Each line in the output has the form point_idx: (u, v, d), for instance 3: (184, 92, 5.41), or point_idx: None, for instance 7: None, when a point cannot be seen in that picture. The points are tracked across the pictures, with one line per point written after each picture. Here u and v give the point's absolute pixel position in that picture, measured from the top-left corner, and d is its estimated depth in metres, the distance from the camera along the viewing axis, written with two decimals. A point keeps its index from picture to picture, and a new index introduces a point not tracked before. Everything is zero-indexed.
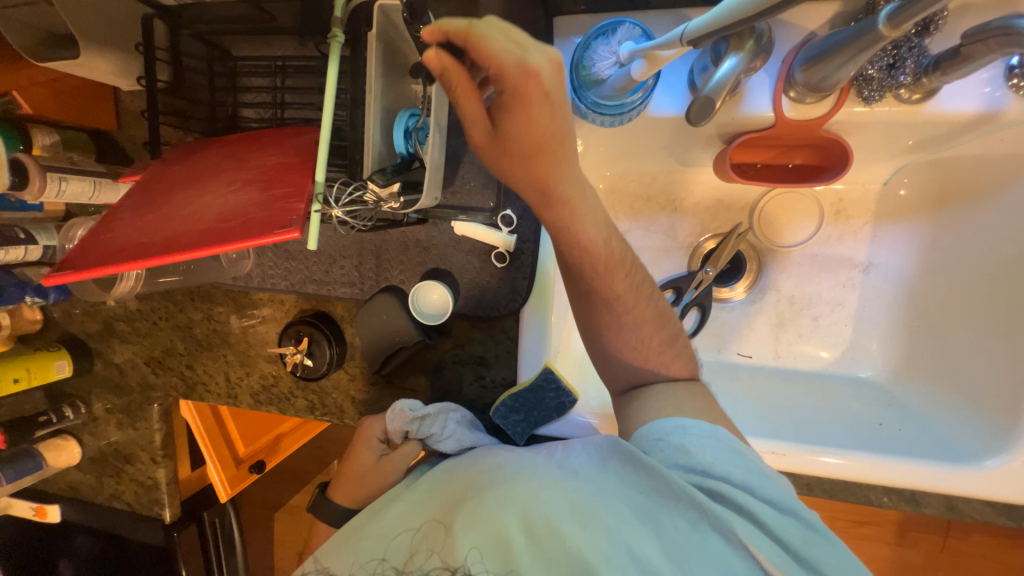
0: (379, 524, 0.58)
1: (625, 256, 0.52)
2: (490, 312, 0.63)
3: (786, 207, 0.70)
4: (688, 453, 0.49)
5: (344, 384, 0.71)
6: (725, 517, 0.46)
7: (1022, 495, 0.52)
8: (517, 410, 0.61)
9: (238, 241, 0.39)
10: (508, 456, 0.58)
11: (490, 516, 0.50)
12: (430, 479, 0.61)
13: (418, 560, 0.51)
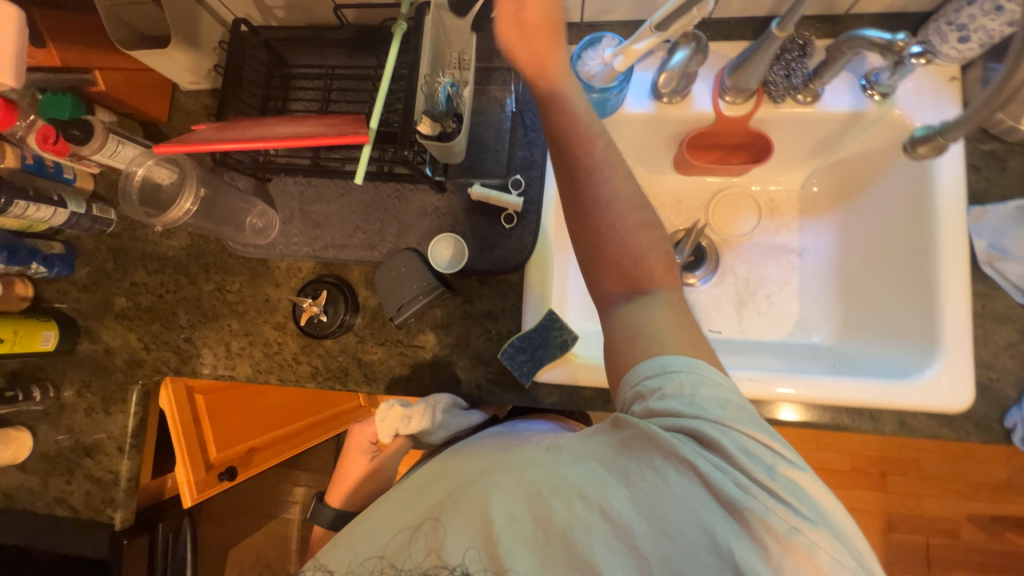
0: (373, 528, 0.59)
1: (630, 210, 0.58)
2: (499, 267, 0.71)
3: (734, 205, 0.88)
4: (658, 397, 0.48)
5: (352, 346, 0.74)
6: (691, 454, 0.43)
7: (948, 401, 0.62)
8: (524, 350, 0.67)
9: (301, 142, 0.52)
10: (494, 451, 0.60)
11: (473, 513, 0.50)
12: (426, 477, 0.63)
13: (410, 558, 0.52)
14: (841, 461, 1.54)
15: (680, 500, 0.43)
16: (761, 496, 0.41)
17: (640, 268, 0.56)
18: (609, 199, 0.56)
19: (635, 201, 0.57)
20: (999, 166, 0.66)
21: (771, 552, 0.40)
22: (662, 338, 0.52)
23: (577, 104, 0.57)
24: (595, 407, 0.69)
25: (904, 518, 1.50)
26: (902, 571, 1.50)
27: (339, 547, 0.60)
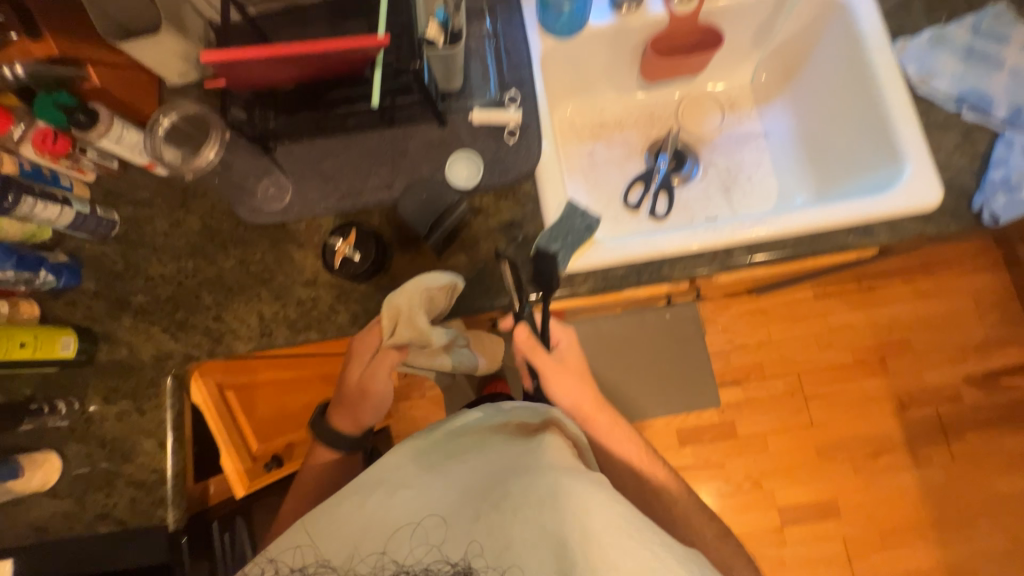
0: (363, 503, 0.53)
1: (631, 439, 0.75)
2: (513, 178, 0.76)
3: (697, 109, 0.98)
4: None
5: (387, 284, 0.76)
6: None
7: (926, 200, 0.71)
8: (555, 240, 0.72)
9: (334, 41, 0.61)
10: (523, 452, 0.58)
11: (516, 526, 0.50)
12: (425, 465, 0.57)
13: (422, 554, 0.50)
14: (843, 357, 1.64)
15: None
16: None
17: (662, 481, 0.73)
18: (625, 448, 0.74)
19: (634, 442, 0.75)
20: (905, 11, 0.79)
21: None
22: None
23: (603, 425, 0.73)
24: (630, 283, 0.73)
25: (912, 395, 1.61)
26: (923, 445, 1.58)
27: (319, 515, 0.53)
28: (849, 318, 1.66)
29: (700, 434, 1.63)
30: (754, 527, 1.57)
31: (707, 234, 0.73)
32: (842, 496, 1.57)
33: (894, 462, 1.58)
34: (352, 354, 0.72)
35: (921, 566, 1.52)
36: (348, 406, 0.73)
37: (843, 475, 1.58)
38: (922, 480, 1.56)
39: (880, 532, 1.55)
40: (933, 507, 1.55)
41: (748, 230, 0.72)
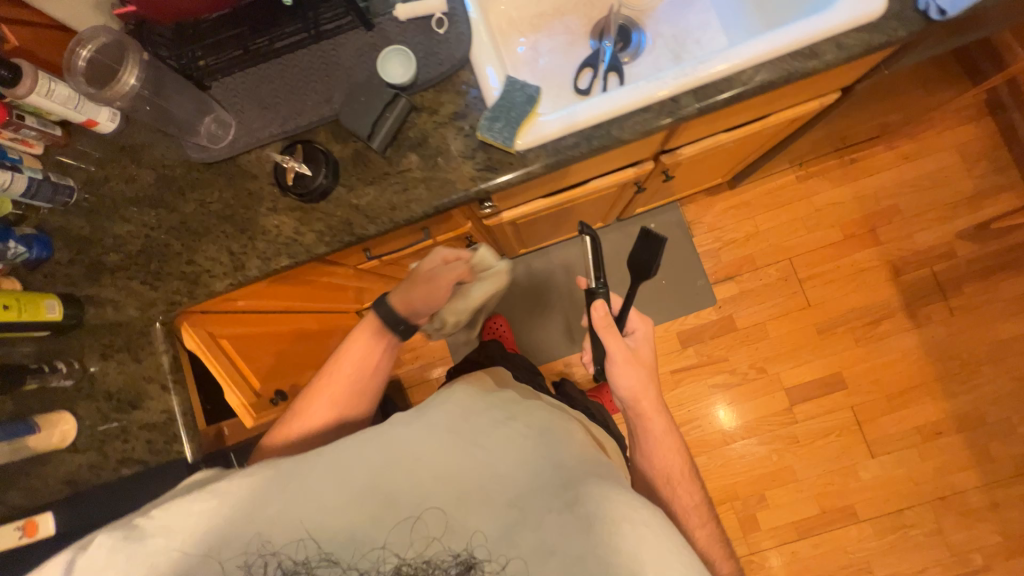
0: (396, 481, 0.51)
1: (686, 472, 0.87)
2: (449, 67, 0.75)
3: None
4: None
5: (345, 198, 0.76)
6: None
7: (869, 10, 0.69)
8: (498, 119, 0.71)
9: None
10: (569, 448, 0.58)
11: (564, 539, 0.49)
12: (476, 440, 0.55)
13: (422, 544, 0.49)
14: (832, 235, 1.64)
15: None
16: None
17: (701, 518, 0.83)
18: (678, 474, 0.86)
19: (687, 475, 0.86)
20: None
21: None
22: None
23: (669, 446, 0.86)
24: (582, 151, 0.73)
25: (906, 260, 1.60)
26: (923, 307, 1.59)
27: (337, 486, 0.50)
28: (835, 194, 1.64)
29: (700, 334, 1.66)
30: (764, 412, 1.62)
31: (654, 88, 0.71)
32: (846, 369, 1.61)
33: (895, 328, 1.60)
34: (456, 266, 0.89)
35: (931, 421, 1.56)
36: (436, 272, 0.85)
37: (845, 349, 1.61)
38: (924, 340, 1.58)
39: (887, 397, 1.59)
40: (938, 364, 1.57)
41: (691, 75, 0.71)
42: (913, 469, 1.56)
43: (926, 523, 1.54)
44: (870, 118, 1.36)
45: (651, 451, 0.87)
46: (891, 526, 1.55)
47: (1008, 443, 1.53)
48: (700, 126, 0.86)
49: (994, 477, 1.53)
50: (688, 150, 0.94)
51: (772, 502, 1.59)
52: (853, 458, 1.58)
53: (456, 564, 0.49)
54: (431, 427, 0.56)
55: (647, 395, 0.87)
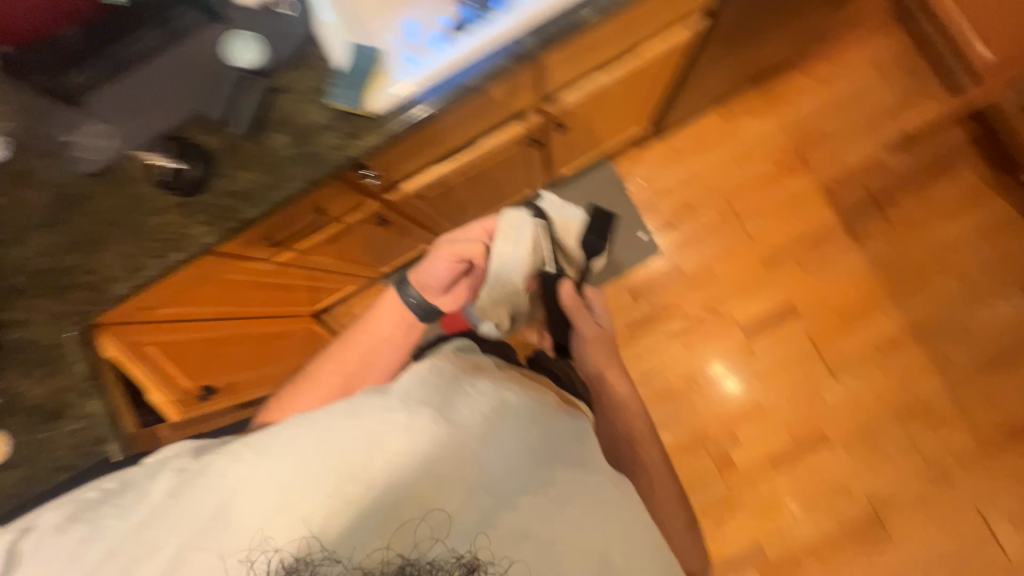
0: (392, 472, 0.55)
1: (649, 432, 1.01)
2: (300, 46, 0.78)
3: None
4: None
5: (225, 187, 0.79)
6: None
7: None
8: (348, 86, 0.76)
9: None
10: (558, 442, 0.66)
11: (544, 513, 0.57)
12: (462, 430, 0.61)
13: (422, 541, 0.52)
14: (764, 167, 1.65)
15: None
16: None
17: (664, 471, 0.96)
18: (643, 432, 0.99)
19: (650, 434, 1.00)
20: None
21: None
22: None
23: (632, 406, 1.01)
24: (438, 105, 0.78)
25: (838, 180, 1.62)
26: (862, 223, 1.60)
27: (339, 482, 0.54)
28: (760, 127, 1.66)
29: (650, 285, 1.68)
30: (723, 351, 1.64)
31: (494, 35, 0.78)
32: (797, 296, 1.62)
33: (838, 248, 1.61)
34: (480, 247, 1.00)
35: (887, 334, 1.58)
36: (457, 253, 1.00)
37: (793, 277, 1.62)
38: (868, 256, 1.60)
39: (841, 317, 1.60)
40: (885, 277, 1.59)
41: (522, 18, 0.77)
42: (876, 384, 1.57)
43: (897, 434, 1.55)
44: (771, 44, 1.38)
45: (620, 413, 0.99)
46: (864, 443, 1.56)
47: (964, 344, 1.55)
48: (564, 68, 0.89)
49: (955, 379, 1.55)
50: (568, 96, 1.01)
51: (743, 438, 1.61)
52: (816, 383, 1.59)
53: (457, 566, 0.50)
54: (442, 422, 0.59)
55: (611, 364, 1.04)
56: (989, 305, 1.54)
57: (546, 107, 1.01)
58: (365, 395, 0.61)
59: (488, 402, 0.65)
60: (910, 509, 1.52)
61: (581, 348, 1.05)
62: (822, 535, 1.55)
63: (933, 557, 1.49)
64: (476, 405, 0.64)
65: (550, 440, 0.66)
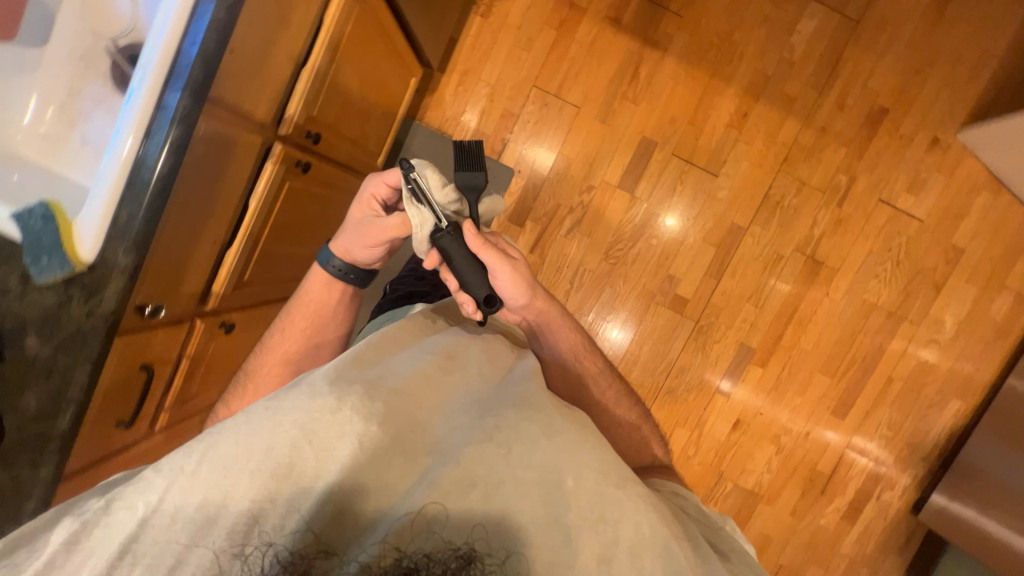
0: (365, 462, 0.55)
1: (590, 348, 1.06)
2: None
3: (98, 8, 0.86)
4: (701, 516, 0.79)
5: (20, 420, 0.73)
6: (732, 545, 0.74)
7: None
8: (37, 255, 0.66)
9: None
10: (516, 393, 0.68)
11: (522, 458, 0.58)
12: (414, 407, 0.63)
13: (412, 539, 0.50)
14: (548, 36, 1.61)
15: (671, 519, 0.65)
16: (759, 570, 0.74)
17: (608, 379, 1.05)
18: (583, 348, 1.04)
19: (591, 350, 1.06)
20: None
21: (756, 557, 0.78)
22: (675, 487, 0.87)
23: (570, 328, 1.03)
24: (140, 214, 0.69)
25: (615, 5, 1.59)
26: (657, 29, 1.60)
27: (310, 482, 0.53)
28: (521, 2, 1.61)
29: (525, 204, 1.69)
30: (619, 218, 1.67)
31: (141, 108, 0.66)
32: (647, 128, 1.63)
33: (652, 64, 1.61)
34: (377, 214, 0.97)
35: (734, 110, 1.62)
36: (351, 232, 0.98)
37: (633, 114, 1.63)
38: (680, 54, 1.60)
39: (692, 121, 1.63)
40: (704, 62, 1.61)
41: (151, 75, 0.65)
42: (752, 157, 1.63)
43: (790, 186, 1.64)
44: None
45: (561, 338, 1.01)
46: (771, 211, 1.65)
47: (797, 75, 1.60)
48: (252, 89, 0.82)
49: (808, 110, 1.62)
50: (293, 109, 0.94)
51: (679, 275, 1.68)
52: (705, 189, 1.65)
53: (453, 558, 0.49)
54: (399, 413, 0.60)
55: (537, 295, 0.97)
56: (798, 28, 1.58)
57: (282, 132, 0.94)
58: (307, 395, 0.58)
59: (440, 379, 0.69)
60: (830, 238, 1.66)
61: (503, 288, 0.92)
62: (781, 302, 1.69)
63: (866, 259, 1.67)
64: (431, 384, 0.67)
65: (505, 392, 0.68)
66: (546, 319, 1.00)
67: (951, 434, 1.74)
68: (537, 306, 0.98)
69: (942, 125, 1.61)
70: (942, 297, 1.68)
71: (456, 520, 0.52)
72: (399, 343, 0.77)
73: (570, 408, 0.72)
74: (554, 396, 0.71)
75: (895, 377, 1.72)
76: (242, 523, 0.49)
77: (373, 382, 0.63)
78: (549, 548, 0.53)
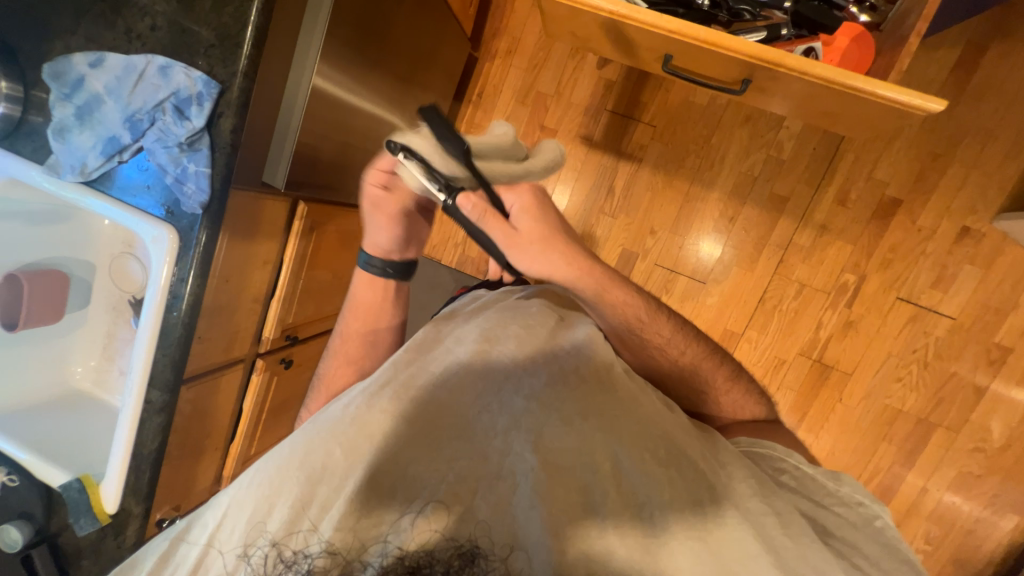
0: (398, 447, 0.59)
1: (658, 310, 0.86)
2: (45, 499, 0.94)
3: (120, 273, 1.06)
4: (801, 487, 0.69)
5: None
6: (843, 530, 0.63)
7: (170, 253, 0.81)
8: (80, 515, 0.90)
9: None
10: (551, 367, 0.68)
11: (556, 440, 0.61)
12: (450, 388, 0.65)
13: (432, 525, 0.54)
14: None
15: (738, 487, 0.60)
16: (892, 549, 0.63)
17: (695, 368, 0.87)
18: (646, 318, 0.84)
19: (658, 314, 0.86)
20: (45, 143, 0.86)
21: (914, 556, 0.64)
22: (767, 445, 0.75)
23: (619, 292, 0.81)
24: (145, 477, 0.90)
25: (586, 123, 1.61)
26: (629, 143, 1.58)
27: (350, 464, 0.57)
28: None
29: None
30: None
31: (133, 407, 0.86)
32: (627, 241, 1.62)
33: (628, 176, 1.60)
34: (381, 194, 0.82)
35: (719, 215, 1.55)
36: (371, 227, 0.85)
37: (612, 226, 1.63)
38: (655, 165, 1.57)
39: (674, 229, 1.59)
40: (682, 169, 1.56)
41: (137, 384, 0.85)
42: (742, 261, 1.56)
43: (789, 288, 1.54)
44: (424, 93, 1.40)
45: (610, 302, 0.80)
46: (768, 315, 1.56)
47: (788, 173, 1.50)
48: (227, 343, 0.99)
49: (803, 208, 1.50)
50: (268, 332, 1.10)
51: None
52: (693, 296, 1.60)
53: (457, 556, 0.51)
54: (430, 403, 0.63)
55: (569, 258, 0.77)
56: (786, 123, 1.48)
57: (262, 349, 1.11)
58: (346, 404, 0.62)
59: (477, 367, 0.67)
60: (839, 342, 1.54)
61: (521, 262, 0.75)
62: (786, 409, 1.59)
63: (885, 361, 1.52)
64: (468, 374, 0.66)
65: (534, 371, 0.67)
66: (582, 281, 0.78)
67: (1010, 554, 1.52)
68: (568, 274, 0.77)
69: (972, 212, 1.41)
70: (987, 402, 1.48)
71: (479, 510, 0.55)
72: (438, 335, 0.74)
73: (618, 372, 0.70)
74: (591, 378, 0.67)
75: (931, 489, 1.55)
76: (279, 539, 0.53)
77: (407, 376, 0.65)
78: (571, 542, 0.54)
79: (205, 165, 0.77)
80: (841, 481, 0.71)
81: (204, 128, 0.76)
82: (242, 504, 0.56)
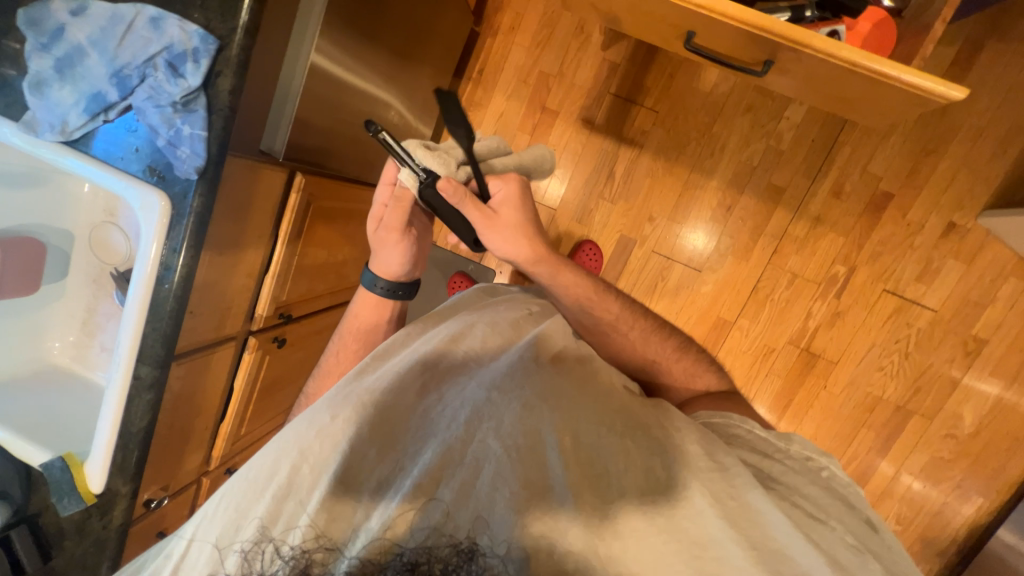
0: (361, 441, 0.59)
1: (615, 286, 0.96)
2: (25, 478, 0.90)
3: (101, 243, 1.01)
4: (764, 446, 0.69)
5: None
6: (805, 484, 0.63)
7: (161, 221, 0.76)
8: (64, 495, 0.86)
9: None
10: (510, 360, 0.69)
11: (518, 426, 0.59)
12: (410, 385, 0.65)
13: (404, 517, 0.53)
14: (523, 139, 1.63)
15: (703, 456, 0.59)
16: (850, 504, 0.63)
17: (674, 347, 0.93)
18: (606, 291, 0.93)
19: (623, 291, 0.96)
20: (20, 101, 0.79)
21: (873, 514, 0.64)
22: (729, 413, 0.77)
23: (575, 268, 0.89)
24: (133, 456, 0.86)
25: (588, 105, 1.58)
26: (631, 128, 1.57)
27: (313, 465, 0.57)
28: (494, 110, 1.64)
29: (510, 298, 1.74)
30: None
31: (120, 384, 0.82)
32: (625, 227, 1.62)
33: (628, 162, 1.59)
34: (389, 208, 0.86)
35: (716, 204, 1.56)
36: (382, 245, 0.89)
37: (611, 211, 1.62)
38: (656, 151, 1.56)
39: (672, 217, 1.59)
40: (682, 156, 1.55)
41: (124, 359, 0.81)
42: (737, 250, 1.57)
43: (781, 278, 1.57)
44: (424, 67, 1.35)
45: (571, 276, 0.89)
46: (760, 304, 1.59)
47: (785, 165, 1.51)
48: (219, 319, 0.96)
49: (799, 199, 1.52)
50: (262, 308, 1.06)
51: None
52: (688, 283, 1.62)
53: (457, 552, 0.50)
54: (390, 399, 0.63)
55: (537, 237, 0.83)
56: (786, 114, 1.48)
57: (255, 327, 1.08)
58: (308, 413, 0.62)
59: (440, 366, 0.68)
60: (826, 331, 1.58)
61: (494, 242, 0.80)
62: (773, 396, 1.64)
63: (868, 352, 1.57)
64: (429, 372, 0.67)
65: (494, 366, 0.68)
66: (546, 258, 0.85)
67: (970, 534, 1.62)
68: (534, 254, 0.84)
69: (957, 209, 1.45)
70: (960, 392, 1.55)
71: (449, 503, 0.53)
72: (405, 341, 0.76)
73: (575, 364, 0.72)
74: (550, 370, 0.68)
75: (903, 474, 1.63)
76: (254, 543, 0.53)
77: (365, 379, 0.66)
78: (548, 534, 0.52)
79: (200, 128, 0.72)
80: (793, 441, 0.70)
81: (200, 87, 0.71)
82: (216, 519, 0.57)
